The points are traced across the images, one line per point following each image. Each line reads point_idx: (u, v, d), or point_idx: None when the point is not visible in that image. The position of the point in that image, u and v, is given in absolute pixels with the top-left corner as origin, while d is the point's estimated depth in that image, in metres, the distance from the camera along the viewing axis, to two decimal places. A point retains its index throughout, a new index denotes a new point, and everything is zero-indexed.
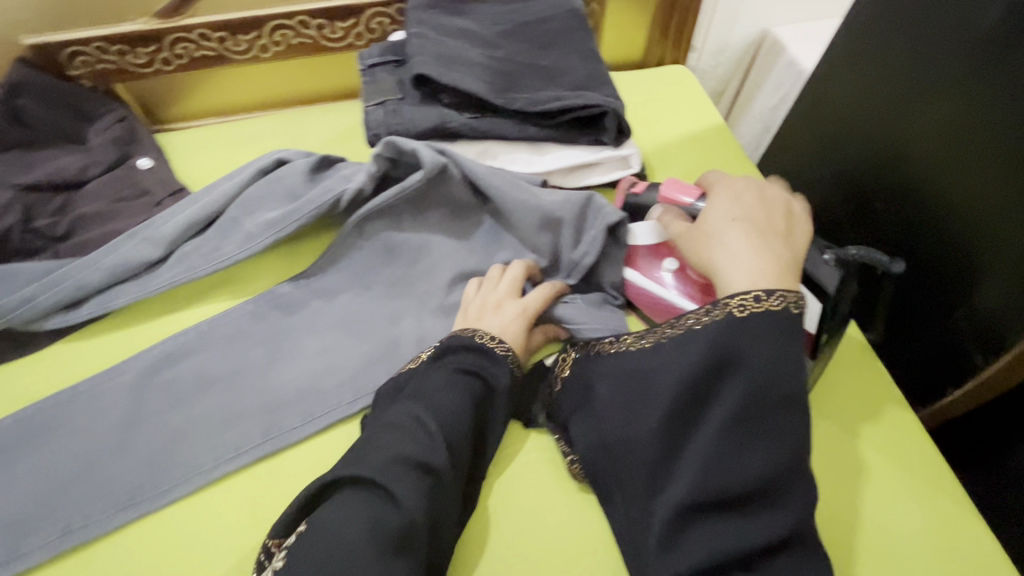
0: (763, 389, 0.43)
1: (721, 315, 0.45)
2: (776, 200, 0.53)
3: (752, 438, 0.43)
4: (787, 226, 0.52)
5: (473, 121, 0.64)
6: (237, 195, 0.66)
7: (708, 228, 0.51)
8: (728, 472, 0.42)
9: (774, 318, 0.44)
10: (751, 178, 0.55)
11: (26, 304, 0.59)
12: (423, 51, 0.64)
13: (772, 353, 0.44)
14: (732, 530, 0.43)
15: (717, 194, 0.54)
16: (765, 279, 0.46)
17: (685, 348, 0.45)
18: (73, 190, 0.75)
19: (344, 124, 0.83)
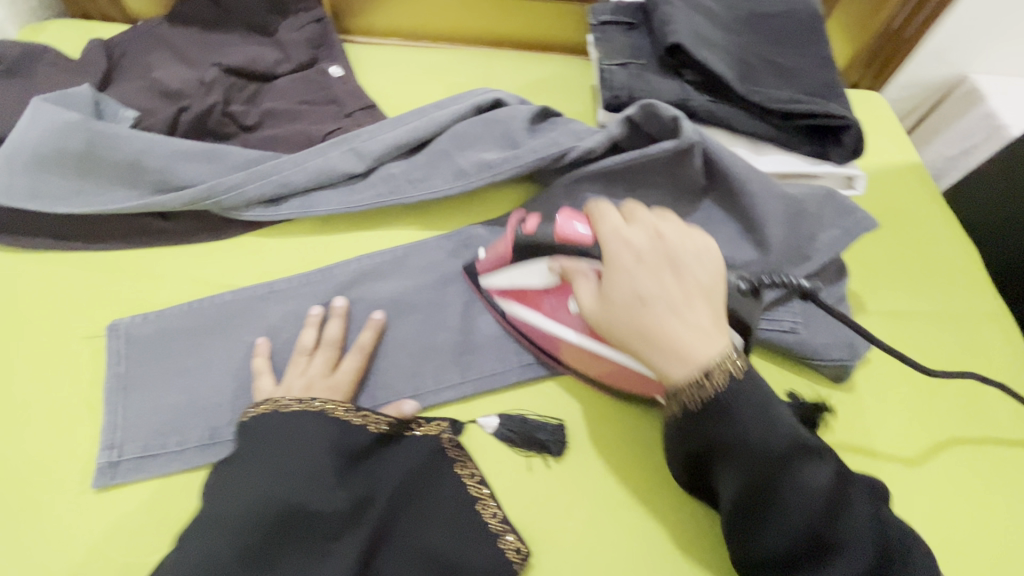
0: (768, 443, 0.41)
1: (679, 401, 0.42)
2: (698, 256, 0.44)
3: (782, 492, 0.40)
4: (701, 277, 0.44)
5: (711, 106, 0.61)
6: (449, 125, 0.64)
7: (629, 315, 0.43)
8: (771, 542, 0.40)
9: (721, 399, 0.41)
10: (640, 239, 0.45)
11: (237, 188, 0.58)
12: (677, 21, 0.61)
13: (721, 414, 0.41)
14: None
15: (614, 261, 0.45)
16: (698, 355, 0.41)
17: (678, 434, 0.43)
18: (263, 83, 0.73)
19: (533, 76, 0.80)
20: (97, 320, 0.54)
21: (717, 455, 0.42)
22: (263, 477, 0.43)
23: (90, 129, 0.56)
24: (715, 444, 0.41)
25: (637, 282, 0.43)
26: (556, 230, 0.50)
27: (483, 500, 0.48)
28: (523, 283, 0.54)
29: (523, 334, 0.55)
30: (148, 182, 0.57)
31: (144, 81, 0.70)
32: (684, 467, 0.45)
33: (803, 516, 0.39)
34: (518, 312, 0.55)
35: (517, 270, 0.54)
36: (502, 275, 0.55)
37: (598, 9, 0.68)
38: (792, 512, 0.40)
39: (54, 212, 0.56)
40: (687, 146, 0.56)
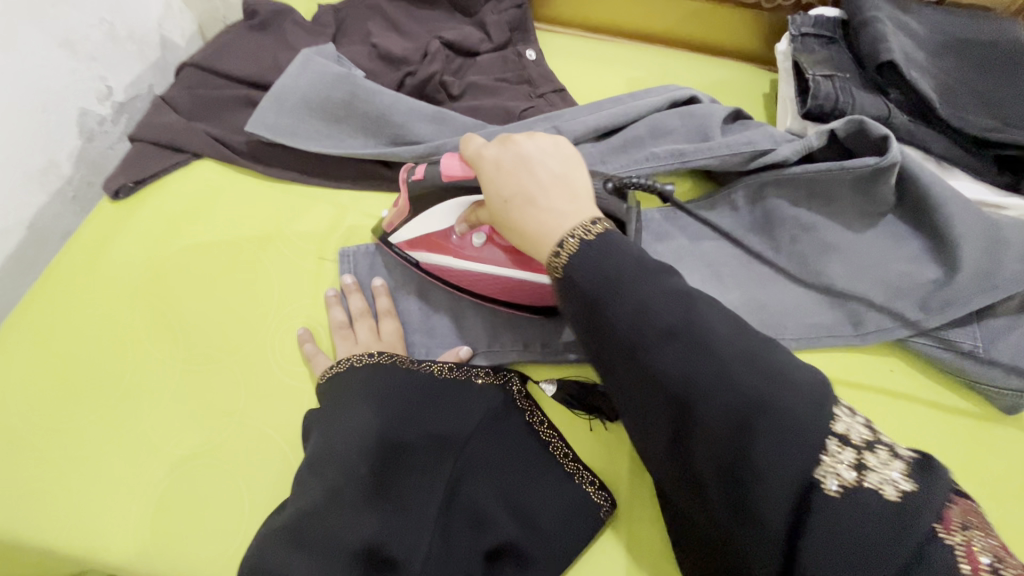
0: (627, 271, 0.39)
1: (570, 253, 0.41)
2: (558, 155, 0.47)
3: (631, 316, 0.37)
4: (567, 169, 0.46)
5: (912, 126, 0.63)
6: (645, 115, 0.69)
7: (502, 210, 0.46)
8: (693, 381, 0.36)
9: (595, 251, 0.40)
10: (500, 149, 0.48)
11: (455, 150, 0.64)
12: (889, 39, 0.63)
13: (644, 330, 0.37)
14: (715, 433, 0.35)
15: (485, 171, 0.48)
16: (557, 228, 0.42)
17: (574, 288, 0.40)
18: (467, 58, 0.80)
19: (709, 77, 0.84)
20: (331, 244, 0.64)
21: (627, 364, 0.38)
22: (388, 406, 0.50)
23: (348, 83, 0.65)
24: (692, 392, 0.36)
25: (516, 188, 0.45)
26: (439, 171, 0.53)
27: (554, 445, 0.52)
28: (432, 229, 0.57)
29: (443, 275, 0.59)
30: (384, 135, 0.66)
31: (367, 46, 0.79)
32: (602, 350, 0.40)
33: (705, 392, 0.35)
34: (433, 259, 0.58)
35: (421, 219, 0.58)
36: (409, 225, 0.58)
37: (799, 20, 0.71)
38: (702, 411, 0.35)
39: (306, 150, 0.66)
40: (885, 165, 0.57)
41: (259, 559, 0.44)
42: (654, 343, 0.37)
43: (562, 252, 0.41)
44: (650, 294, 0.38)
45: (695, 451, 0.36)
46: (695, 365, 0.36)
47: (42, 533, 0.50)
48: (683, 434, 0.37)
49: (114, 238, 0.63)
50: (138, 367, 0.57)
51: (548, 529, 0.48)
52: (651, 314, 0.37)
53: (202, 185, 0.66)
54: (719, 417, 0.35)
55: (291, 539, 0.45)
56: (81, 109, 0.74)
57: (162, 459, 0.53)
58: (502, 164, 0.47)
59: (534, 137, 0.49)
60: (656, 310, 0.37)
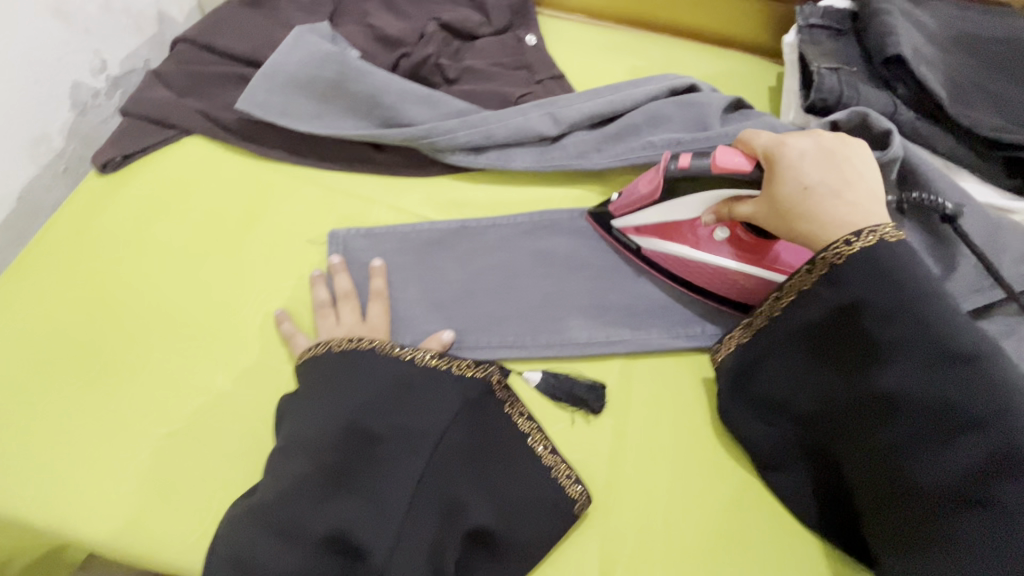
0: (943, 302, 0.41)
1: (862, 245, 0.43)
2: (859, 160, 0.48)
3: (902, 317, 0.42)
4: (857, 167, 0.48)
5: (918, 123, 0.61)
6: (643, 104, 0.67)
7: (798, 196, 0.46)
8: (901, 363, 0.41)
9: (878, 259, 0.43)
10: (808, 140, 0.49)
11: (447, 134, 0.64)
12: (899, 33, 0.61)
13: (884, 315, 0.42)
14: (927, 428, 0.40)
15: (789, 158, 0.48)
16: (859, 221, 0.45)
17: (844, 280, 0.44)
18: (465, 41, 0.79)
19: (713, 68, 0.82)
20: (319, 226, 0.63)
21: (835, 332, 0.45)
22: (366, 385, 0.50)
23: (340, 62, 0.64)
24: (955, 407, 0.39)
25: (811, 178, 0.47)
26: (719, 161, 0.50)
27: (533, 434, 0.51)
28: (674, 219, 0.56)
29: (663, 265, 0.59)
30: (375, 116, 0.65)
31: (364, 26, 0.77)
32: (813, 307, 0.46)
33: (940, 396, 0.40)
34: (664, 245, 0.58)
35: (668, 207, 0.55)
36: (642, 214, 0.58)
37: (807, 11, 0.68)
38: (950, 421, 0.40)
39: (296, 130, 0.65)
40: (888, 161, 0.56)
41: (231, 543, 0.45)
42: (888, 334, 0.42)
43: (850, 241, 0.44)
44: (942, 314, 0.41)
45: (921, 455, 0.41)
46: (943, 375, 0.40)
47: (14, 503, 0.50)
48: (874, 408, 0.43)
49: (98, 212, 0.62)
50: (118, 342, 0.57)
51: (519, 523, 0.48)
52: (905, 313, 0.41)
53: (189, 161, 0.65)
54: (975, 447, 0.39)
55: (264, 525, 0.45)
56: (73, 81, 0.73)
57: (138, 434, 0.53)
58: (808, 155, 0.48)
59: (827, 135, 0.50)
60: (883, 297, 0.42)
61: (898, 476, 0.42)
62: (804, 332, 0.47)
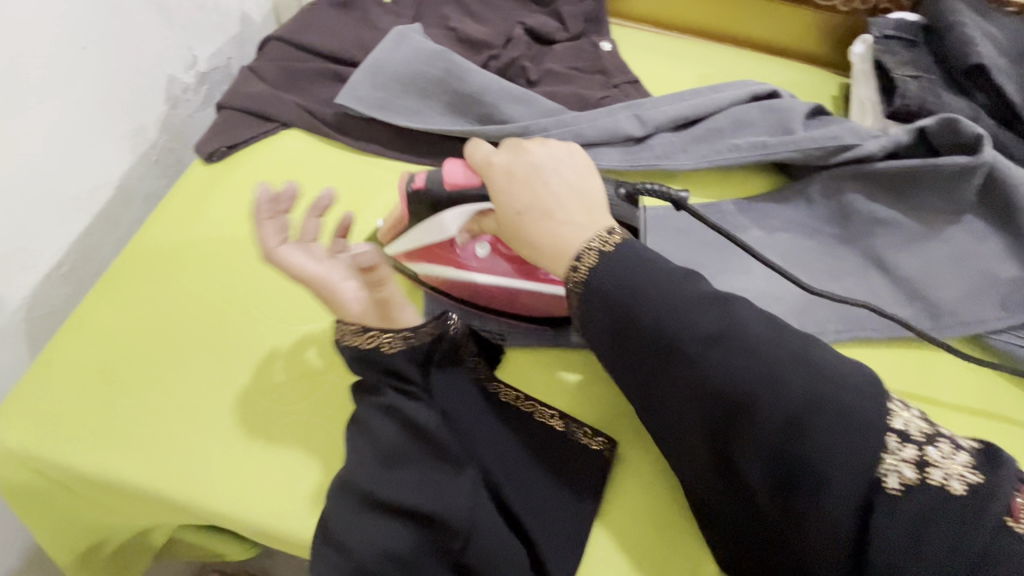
0: (681, 287, 0.44)
1: (594, 258, 0.44)
2: (570, 165, 0.49)
3: (660, 324, 0.43)
4: (583, 179, 0.48)
5: (999, 130, 0.64)
6: (726, 107, 0.70)
7: (513, 224, 0.48)
8: (690, 372, 0.42)
9: (610, 270, 0.44)
10: (511, 153, 0.49)
11: (541, 131, 0.66)
12: (979, 44, 0.64)
13: (659, 327, 0.43)
14: (749, 436, 0.41)
15: (497, 180, 0.48)
16: (574, 242, 0.45)
17: (597, 297, 0.44)
18: (544, 46, 0.82)
19: (780, 77, 0.85)
20: None
21: (641, 363, 0.45)
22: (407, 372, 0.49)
23: (440, 61, 0.67)
24: (727, 386, 0.41)
25: (548, 208, 0.46)
26: (444, 179, 0.54)
27: (569, 424, 0.54)
28: (430, 244, 0.57)
29: (452, 289, 0.61)
30: (471, 113, 0.67)
31: (446, 29, 0.80)
32: (616, 349, 0.45)
33: (734, 392, 0.41)
34: (433, 269, 0.59)
35: (424, 230, 0.56)
36: (401, 240, 0.58)
37: (880, 23, 0.71)
38: (753, 412, 0.40)
39: (396, 124, 0.67)
40: (976, 166, 0.59)
41: (328, 522, 0.46)
42: (654, 340, 0.43)
43: (581, 261, 0.45)
44: (670, 302, 0.43)
45: (740, 450, 0.41)
46: (726, 368, 0.41)
47: (138, 475, 0.52)
48: (711, 432, 0.43)
49: (205, 200, 0.64)
50: (231, 324, 0.58)
51: (568, 496, 0.51)
52: (672, 324, 0.43)
53: (290, 153, 0.68)
54: (774, 422, 0.40)
55: (355, 500, 0.47)
56: (169, 76, 0.76)
57: (249, 411, 0.54)
58: (532, 176, 0.48)
59: (561, 148, 0.50)
60: (648, 312, 0.43)
61: (734, 473, 0.43)
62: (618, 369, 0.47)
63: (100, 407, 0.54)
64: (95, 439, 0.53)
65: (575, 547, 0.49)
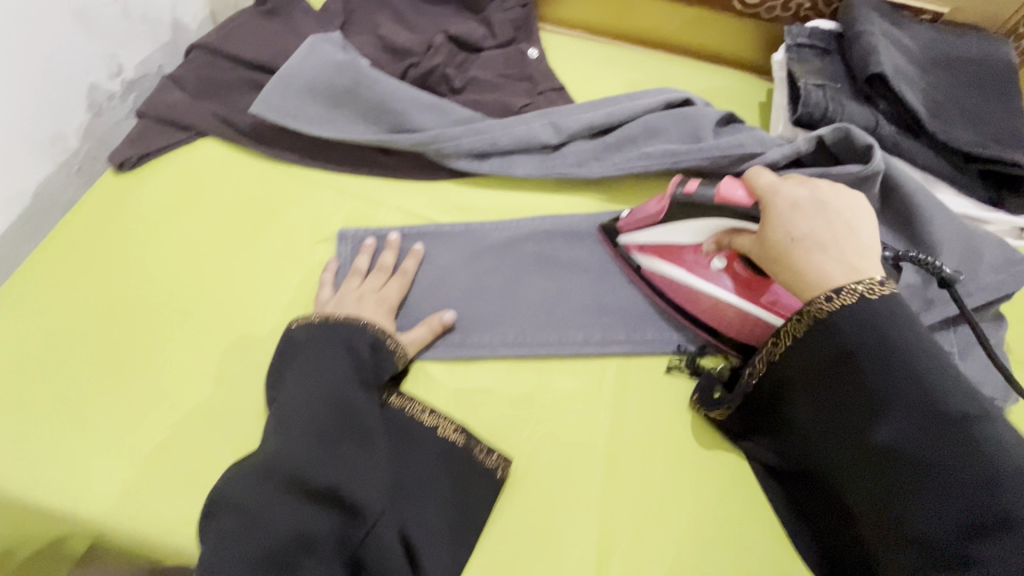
0: (914, 344, 0.41)
1: (844, 301, 0.43)
2: (835, 207, 0.48)
3: (904, 387, 0.40)
4: (854, 223, 0.47)
5: (899, 138, 0.65)
6: (641, 115, 0.70)
7: (782, 248, 0.47)
8: (896, 431, 0.40)
9: (861, 316, 0.42)
10: (803, 191, 0.49)
11: (454, 139, 0.67)
12: (882, 53, 0.65)
13: (897, 392, 0.41)
14: (932, 506, 0.38)
15: (781, 208, 0.49)
16: (839, 278, 0.44)
17: (814, 329, 0.44)
18: (471, 54, 0.82)
19: (708, 83, 0.86)
20: (327, 226, 0.65)
21: (817, 395, 0.45)
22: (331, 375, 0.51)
23: (353, 70, 0.67)
24: (890, 403, 0.41)
25: (799, 236, 0.47)
26: (717, 193, 0.53)
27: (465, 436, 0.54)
28: (672, 240, 0.59)
29: (662, 287, 0.61)
30: (384, 122, 0.68)
31: (373, 37, 0.81)
32: (813, 381, 0.45)
33: (929, 458, 0.39)
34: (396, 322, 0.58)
35: (668, 228, 0.58)
36: (649, 232, 0.60)
37: (795, 31, 0.72)
38: (963, 496, 0.37)
39: (308, 133, 0.67)
40: (869, 174, 0.60)
41: (236, 499, 0.45)
42: (879, 399, 0.41)
43: (833, 298, 0.43)
44: (908, 362, 0.41)
45: (876, 485, 0.41)
46: (941, 442, 0.39)
47: (30, 484, 0.52)
48: (860, 470, 0.42)
49: (115, 209, 0.65)
50: (134, 334, 0.58)
51: (456, 505, 0.51)
52: (875, 370, 0.41)
53: (204, 162, 0.68)
54: (965, 506, 0.37)
55: (272, 483, 0.46)
56: (91, 84, 0.76)
57: (146, 420, 0.55)
58: (801, 214, 0.48)
59: (817, 186, 0.50)
60: (943, 398, 0.39)
61: (881, 521, 0.41)
62: (795, 392, 0.47)
63: None
64: None
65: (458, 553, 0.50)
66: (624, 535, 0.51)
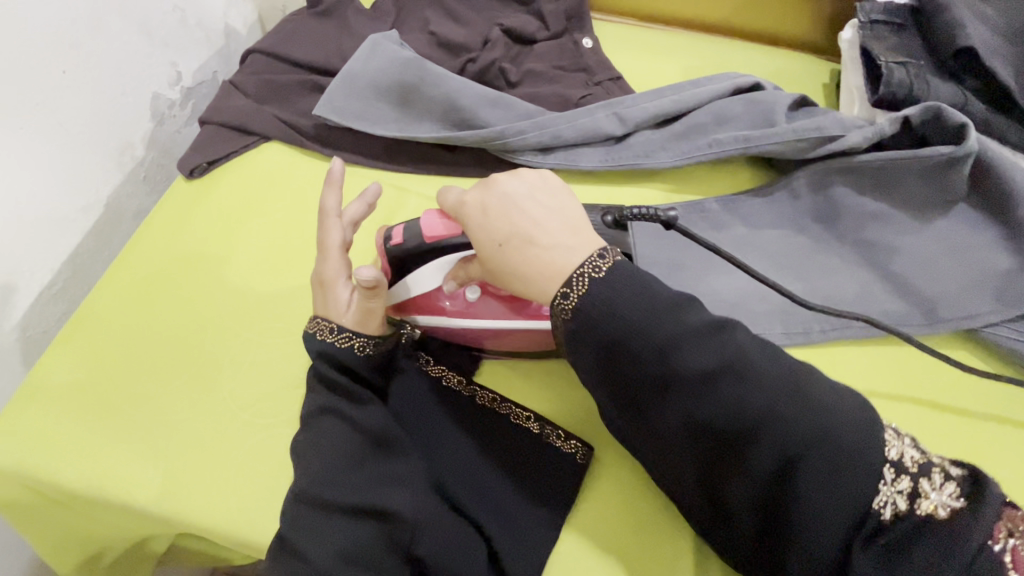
0: (652, 316, 0.42)
1: (578, 292, 0.43)
2: (536, 197, 0.48)
3: (684, 367, 0.42)
4: (557, 203, 0.48)
5: (989, 115, 0.62)
6: (708, 102, 0.68)
7: (495, 253, 0.47)
8: (702, 414, 0.41)
9: (596, 305, 0.43)
10: (481, 187, 0.49)
11: (517, 134, 0.66)
12: (970, 25, 0.62)
13: (673, 370, 0.42)
14: (741, 469, 0.41)
15: (471, 217, 0.49)
16: (568, 266, 0.44)
17: (582, 328, 0.43)
18: (524, 46, 0.81)
19: (769, 66, 0.83)
20: (393, 225, 0.65)
21: (632, 400, 0.44)
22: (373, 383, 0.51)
23: (416, 69, 0.67)
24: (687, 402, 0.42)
25: (499, 235, 0.47)
26: (422, 231, 0.52)
27: (544, 430, 0.53)
28: (428, 297, 0.55)
29: (451, 340, 0.58)
30: (449, 120, 0.67)
31: (425, 33, 0.80)
32: (607, 380, 0.45)
33: (732, 428, 0.41)
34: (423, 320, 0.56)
35: (406, 283, 0.54)
36: (399, 296, 0.55)
37: (867, 7, 0.68)
38: (760, 452, 0.40)
39: (371, 134, 0.67)
40: (961, 154, 0.58)
41: (284, 530, 0.46)
42: (658, 376, 0.42)
43: (575, 287, 0.43)
44: (636, 311, 0.42)
45: (698, 464, 0.43)
46: (733, 408, 0.41)
47: (125, 487, 0.53)
48: (678, 450, 0.44)
49: (188, 215, 0.65)
50: (212, 339, 0.59)
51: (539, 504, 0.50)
52: (670, 366, 0.42)
53: (270, 165, 0.68)
54: (772, 458, 0.40)
55: (323, 498, 0.46)
56: (154, 93, 0.77)
57: (230, 423, 0.55)
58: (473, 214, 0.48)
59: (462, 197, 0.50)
60: (689, 356, 0.42)
61: (716, 495, 0.43)
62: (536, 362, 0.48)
63: (87, 423, 0.55)
64: (80, 455, 0.54)
65: (540, 555, 0.48)
66: None
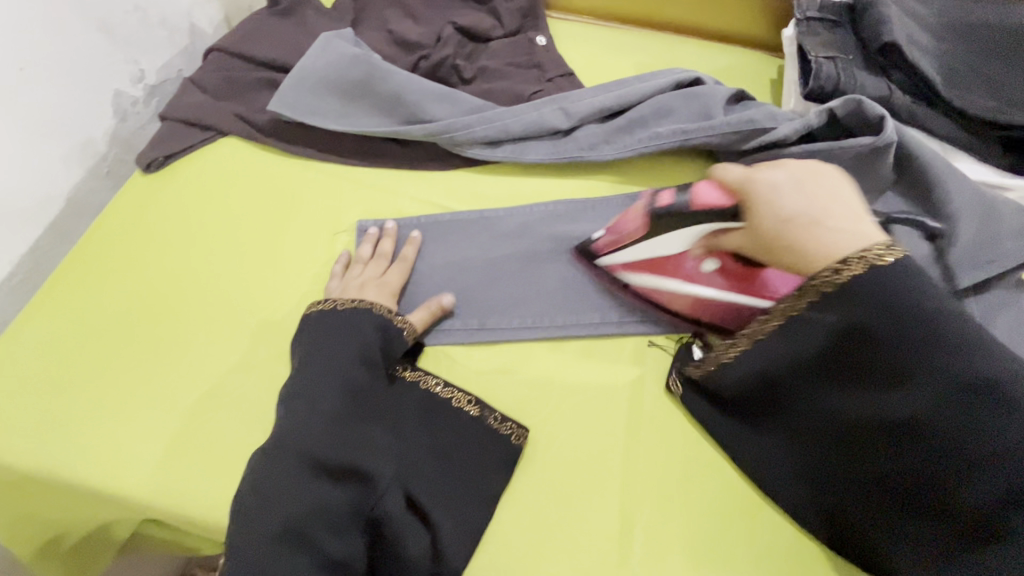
0: (932, 314, 0.42)
1: (847, 277, 0.43)
2: (817, 182, 0.48)
3: (921, 353, 0.43)
4: (831, 186, 0.47)
5: (914, 107, 0.64)
6: (650, 96, 0.71)
7: (782, 229, 0.47)
8: (886, 376, 0.44)
9: (869, 286, 0.43)
10: (782, 172, 0.49)
11: (465, 128, 0.68)
12: (894, 21, 0.64)
13: (891, 341, 0.43)
14: (926, 447, 0.44)
15: (763, 195, 0.49)
16: (840, 247, 0.44)
17: (841, 304, 0.44)
18: (479, 44, 0.83)
19: (717, 63, 0.85)
20: (345, 217, 0.67)
21: (811, 350, 0.47)
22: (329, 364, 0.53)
23: (367, 66, 0.69)
24: (930, 403, 0.43)
25: (775, 217, 0.47)
26: (697, 200, 0.55)
27: (487, 412, 0.55)
28: (660, 254, 0.58)
29: (651, 301, 0.59)
30: (399, 114, 0.69)
31: (382, 32, 0.82)
32: (802, 339, 0.47)
33: (935, 413, 0.43)
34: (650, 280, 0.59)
35: (652, 243, 0.58)
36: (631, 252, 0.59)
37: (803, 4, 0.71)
38: (975, 449, 0.42)
39: (324, 128, 0.69)
40: (881, 145, 0.60)
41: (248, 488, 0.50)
42: (883, 349, 0.44)
43: (840, 271, 0.44)
44: (893, 302, 0.43)
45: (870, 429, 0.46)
46: (965, 408, 0.42)
47: (78, 468, 0.55)
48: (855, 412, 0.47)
49: (147, 208, 0.67)
50: (167, 326, 0.61)
51: (478, 480, 0.53)
52: (875, 333, 0.44)
53: (227, 160, 0.70)
54: (991, 461, 0.41)
55: (294, 460, 0.50)
56: (116, 90, 0.78)
57: (182, 406, 0.57)
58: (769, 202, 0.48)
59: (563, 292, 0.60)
60: (927, 339, 0.42)
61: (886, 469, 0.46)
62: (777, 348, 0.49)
63: (44, 407, 0.57)
64: (36, 437, 0.56)
65: (476, 528, 0.51)
66: (648, 512, 0.52)
